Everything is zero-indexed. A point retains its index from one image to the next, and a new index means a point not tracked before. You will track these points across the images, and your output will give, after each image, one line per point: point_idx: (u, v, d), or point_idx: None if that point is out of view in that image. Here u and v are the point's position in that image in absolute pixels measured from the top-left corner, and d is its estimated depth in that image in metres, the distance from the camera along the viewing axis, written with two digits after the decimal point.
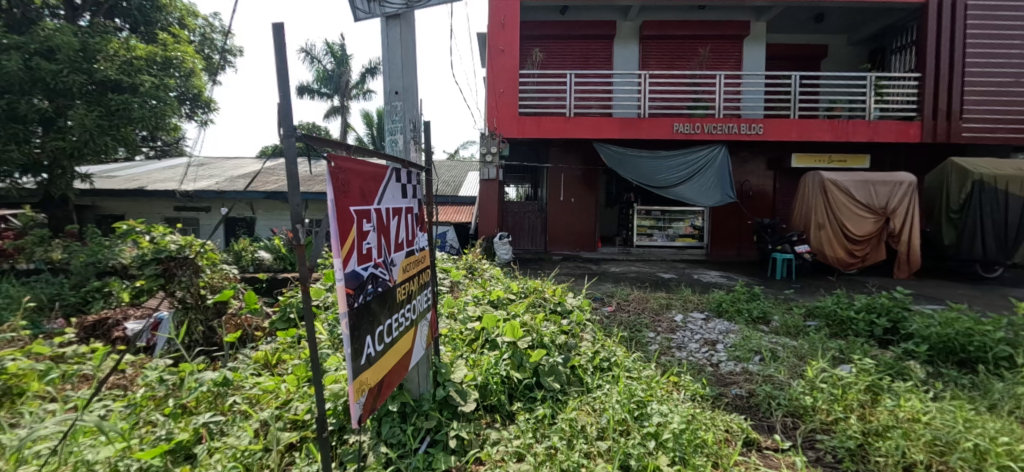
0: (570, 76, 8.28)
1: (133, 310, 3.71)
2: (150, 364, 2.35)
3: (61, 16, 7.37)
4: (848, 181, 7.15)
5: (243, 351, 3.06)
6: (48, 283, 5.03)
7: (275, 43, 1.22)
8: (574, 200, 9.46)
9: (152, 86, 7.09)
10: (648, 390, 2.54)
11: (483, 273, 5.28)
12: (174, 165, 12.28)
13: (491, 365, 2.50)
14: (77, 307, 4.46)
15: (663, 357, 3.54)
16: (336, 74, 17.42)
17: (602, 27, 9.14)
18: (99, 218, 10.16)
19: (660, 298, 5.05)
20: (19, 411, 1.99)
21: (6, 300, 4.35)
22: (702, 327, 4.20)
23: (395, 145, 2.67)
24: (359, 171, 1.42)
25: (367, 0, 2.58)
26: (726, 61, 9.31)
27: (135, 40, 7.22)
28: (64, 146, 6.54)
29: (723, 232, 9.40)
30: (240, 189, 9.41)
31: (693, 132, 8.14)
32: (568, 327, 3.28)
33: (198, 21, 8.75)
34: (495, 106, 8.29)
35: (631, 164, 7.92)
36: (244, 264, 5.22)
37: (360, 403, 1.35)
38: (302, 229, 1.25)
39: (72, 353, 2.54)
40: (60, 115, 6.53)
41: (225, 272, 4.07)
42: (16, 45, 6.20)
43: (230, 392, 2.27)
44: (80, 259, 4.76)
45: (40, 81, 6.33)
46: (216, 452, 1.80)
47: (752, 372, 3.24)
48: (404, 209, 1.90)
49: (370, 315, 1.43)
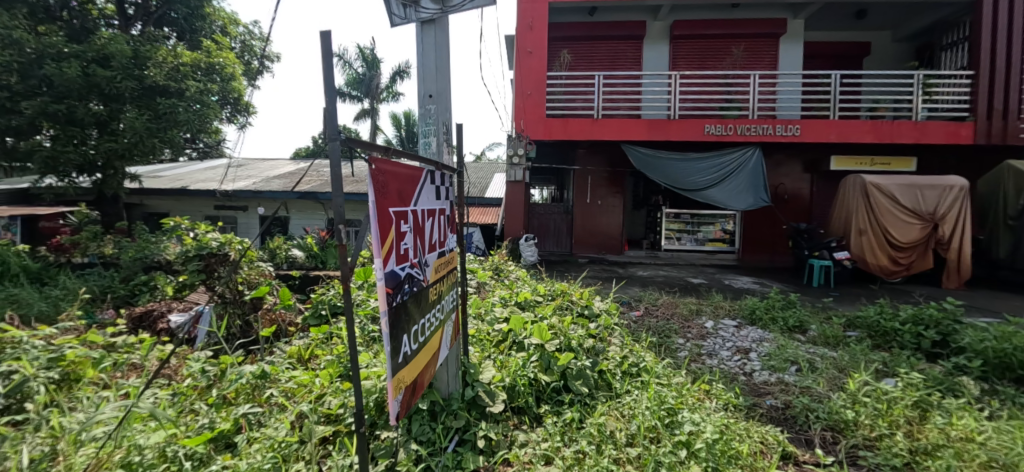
0: (598, 77, 8.17)
1: (177, 303, 3.92)
2: (192, 356, 2.53)
3: (116, 26, 7.87)
4: (892, 184, 6.81)
5: (278, 345, 3.22)
6: (100, 276, 5.36)
7: (323, 50, 1.25)
8: (600, 202, 9.37)
9: (197, 91, 7.52)
10: (679, 397, 2.49)
11: (509, 274, 5.30)
12: (215, 166, 12.85)
13: (519, 367, 2.53)
14: (126, 298, 4.76)
15: (693, 364, 3.46)
16: (367, 77, 17.85)
17: (630, 29, 9.03)
18: (146, 215, 10.74)
19: (689, 304, 4.93)
20: (76, 396, 2.14)
21: (64, 291, 4.65)
22: (734, 335, 4.08)
23: (429, 147, 2.71)
24: (397, 173, 1.45)
25: (403, 6, 2.65)
26: (760, 60, 9.02)
27: (182, 47, 7.66)
28: (115, 148, 6.98)
29: (755, 237, 9.11)
30: (276, 190, 9.81)
31: (724, 133, 7.91)
32: (596, 330, 3.23)
33: (239, 28, 9.22)
34: (522, 108, 8.28)
35: (661, 167, 7.77)
36: (279, 262, 5.44)
37: (398, 400, 1.37)
38: (345, 229, 1.28)
39: (123, 343, 2.71)
40: (113, 119, 7.01)
41: (261, 269, 4.22)
42: (76, 54, 6.69)
43: (268, 385, 2.38)
44: (129, 254, 5.11)
45: (96, 87, 6.77)
46: (256, 441, 1.90)
47: (788, 382, 3.11)
48: (437, 210, 1.93)
49: (406, 314, 1.45)
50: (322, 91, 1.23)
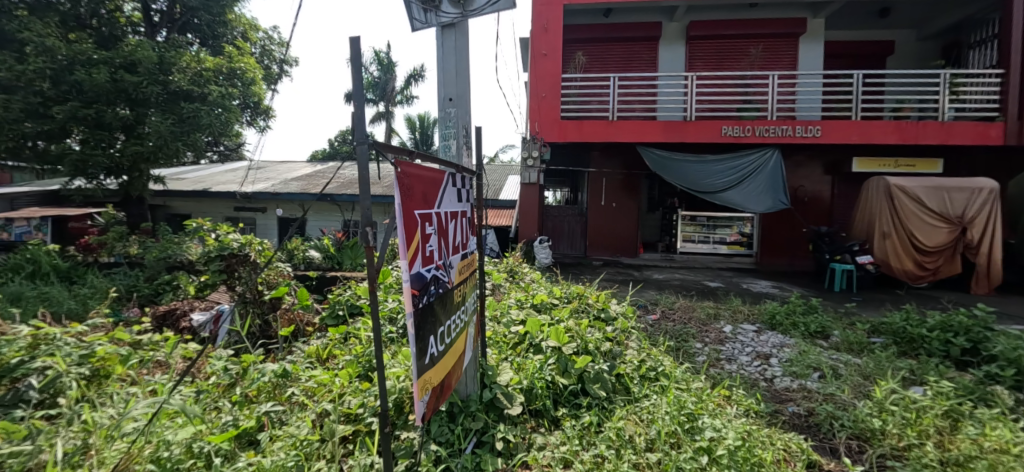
0: (613, 79, 8.12)
1: (199, 302, 4.02)
2: (215, 355, 2.61)
3: (141, 32, 8.11)
4: (918, 186, 6.62)
5: (297, 344, 3.28)
6: (126, 275, 5.52)
7: (352, 55, 1.27)
8: (615, 204, 9.31)
9: (219, 95, 7.70)
10: (699, 403, 2.46)
11: (524, 277, 5.29)
12: (235, 169, 13.15)
13: (536, 369, 2.52)
14: (150, 297, 4.90)
15: (711, 369, 3.41)
16: (382, 81, 18.06)
17: (646, 30, 8.97)
18: (169, 216, 11.03)
19: (706, 308, 4.86)
20: (106, 392, 2.21)
21: (92, 290, 4.81)
22: (753, 340, 4.01)
23: (449, 150, 2.73)
24: (421, 176, 1.47)
25: (423, 11, 2.69)
26: (779, 60, 8.87)
27: (205, 53, 7.86)
28: (141, 151, 7.21)
29: (774, 240, 8.94)
30: (293, 191, 9.99)
31: (742, 135, 7.78)
32: (613, 333, 3.21)
33: (259, 33, 9.43)
34: (537, 110, 8.27)
35: (678, 169, 7.69)
36: (296, 262, 5.53)
37: (424, 401, 1.38)
38: (372, 231, 1.30)
39: (149, 341, 2.79)
40: (139, 123, 7.23)
41: (280, 269, 4.29)
42: (105, 60, 6.91)
43: (289, 383, 2.42)
44: (153, 254, 5.25)
45: (123, 92, 7.00)
46: (278, 439, 1.93)
47: (811, 389, 3.04)
48: (460, 212, 1.94)
49: (432, 316, 1.46)
50: (350, 96, 1.25)
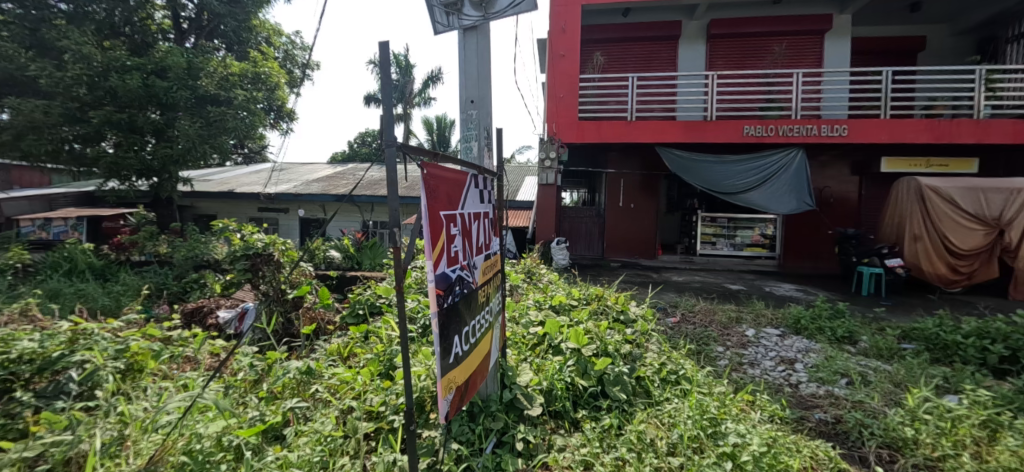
0: (632, 79, 8.04)
1: (225, 300, 4.15)
2: (241, 351, 2.69)
3: (171, 39, 8.41)
4: (951, 187, 6.37)
5: (319, 342, 3.35)
6: (156, 273, 5.73)
7: (381, 61, 1.31)
8: (633, 205, 9.22)
9: (244, 99, 7.93)
10: (722, 407, 2.42)
11: (541, 278, 5.29)
12: (259, 171, 13.50)
13: (555, 371, 2.52)
14: (178, 295, 5.07)
15: (734, 373, 3.35)
16: (400, 83, 18.29)
17: (665, 29, 8.87)
18: (197, 217, 11.38)
19: (728, 311, 4.77)
20: (140, 387, 2.29)
21: (125, 287, 5.01)
22: (777, 344, 3.93)
23: (470, 152, 2.75)
24: (446, 178, 1.49)
25: (446, 14, 2.73)
26: (804, 58, 8.66)
27: (231, 58, 8.11)
28: (171, 154, 7.47)
29: (798, 243, 8.72)
30: (314, 192, 10.22)
31: (765, 134, 7.59)
32: (632, 336, 3.18)
33: (283, 39, 9.68)
34: (555, 111, 8.25)
35: (698, 170, 7.58)
36: (317, 262, 5.64)
37: (448, 400, 1.40)
38: (398, 232, 1.32)
39: (178, 337, 2.88)
40: (170, 126, 7.49)
41: (302, 268, 4.39)
42: (138, 67, 7.19)
43: (312, 380, 2.47)
44: (181, 253, 5.44)
45: (154, 97, 7.27)
46: (304, 434, 1.98)
47: (839, 396, 2.96)
48: (482, 213, 1.96)
49: (457, 316, 1.48)
50: (378, 100, 1.28)
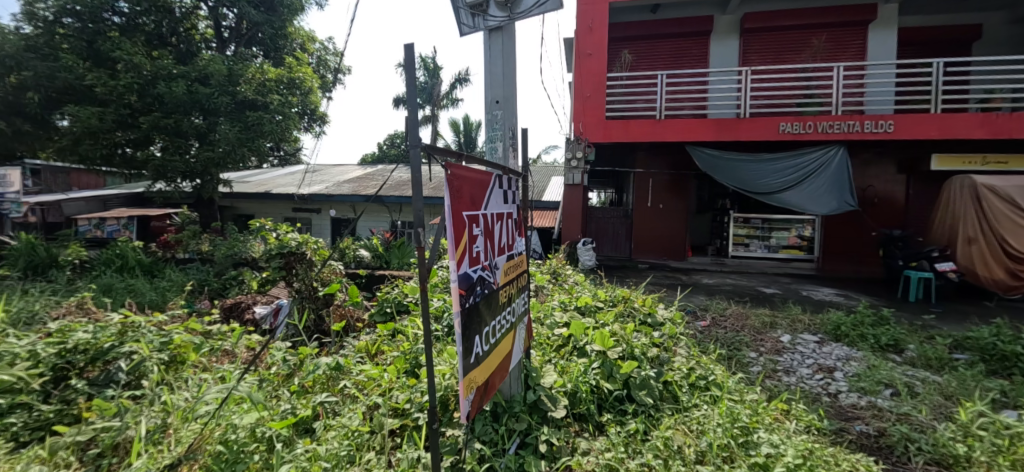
0: (661, 76, 7.85)
1: (261, 296, 4.31)
2: (275, 346, 2.79)
3: (213, 47, 8.83)
4: (1009, 186, 5.94)
5: (348, 339, 3.43)
6: (198, 270, 6.02)
7: (406, 62, 1.33)
8: (662, 206, 9.02)
9: (280, 103, 8.23)
10: (754, 416, 2.33)
11: (567, 279, 5.24)
12: (293, 172, 13.99)
13: (580, 373, 2.49)
14: (219, 291, 5.31)
15: (767, 381, 3.22)
16: (429, 85, 18.52)
17: (696, 24, 8.63)
18: (236, 217, 11.90)
19: (762, 315, 4.59)
20: (182, 377, 2.40)
21: (170, 283, 5.28)
22: (814, 351, 3.75)
23: (495, 153, 2.74)
24: (469, 178, 1.49)
25: (472, 16, 2.76)
26: (845, 51, 8.26)
27: (268, 65, 8.44)
28: (212, 157, 7.84)
29: (838, 245, 8.31)
30: (345, 193, 10.51)
31: (803, 132, 7.26)
32: (660, 339, 3.10)
33: (316, 44, 10.00)
34: (581, 110, 8.17)
35: (730, 169, 7.35)
36: (348, 261, 5.79)
37: (469, 399, 1.40)
38: (422, 231, 1.34)
39: (217, 331, 3.01)
40: (211, 131, 7.86)
41: (333, 267, 4.51)
42: (183, 74, 7.58)
43: (341, 376, 2.53)
44: (221, 251, 5.69)
45: (197, 103, 7.64)
46: (332, 428, 2.03)
47: (882, 407, 2.79)
48: (506, 214, 1.95)
49: (478, 316, 1.48)
50: (403, 101, 1.30)
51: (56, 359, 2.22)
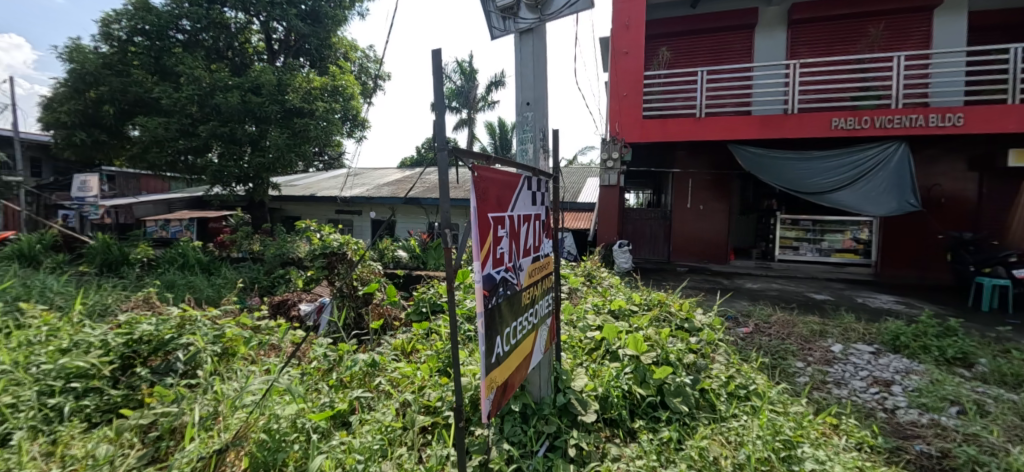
0: (701, 73, 7.57)
1: (305, 294, 4.53)
2: (317, 341, 2.91)
3: (265, 59, 9.36)
4: None
5: (385, 337, 3.54)
6: (250, 269, 6.39)
7: (434, 67, 1.36)
8: (702, 207, 8.71)
9: (324, 110, 8.61)
10: (798, 429, 2.20)
11: (602, 281, 5.16)
12: (337, 176, 14.59)
13: (612, 377, 2.45)
14: (268, 288, 5.62)
15: (815, 392, 3.03)
16: (465, 89, 18.77)
17: (739, 18, 8.28)
18: (284, 218, 12.54)
19: (811, 323, 4.32)
20: (232, 368, 2.54)
21: (225, 281, 5.64)
22: (869, 363, 3.49)
23: (525, 154, 2.74)
24: (496, 180, 1.51)
25: (502, 19, 2.80)
26: (906, 39, 7.68)
27: (313, 74, 8.85)
28: (263, 162, 8.31)
29: (898, 249, 7.71)
30: (384, 196, 10.83)
31: (858, 127, 6.78)
32: (697, 345, 2.99)
33: (358, 53, 10.40)
34: (617, 110, 8.02)
35: (776, 168, 7.01)
36: (387, 261, 5.97)
37: (490, 399, 1.41)
38: (449, 232, 1.36)
39: (265, 326, 3.17)
40: (262, 138, 8.33)
41: (372, 267, 4.64)
42: (237, 85, 8.08)
43: (376, 372, 2.61)
44: (271, 251, 6.02)
45: (250, 112, 8.13)
46: (366, 423, 2.10)
47: (946, 426, 2.57)
48: (533, 215, 1.95)
49: (500, 316, 1.49)
50: (431, 105, 1.33)
51: (124, 348, 2.43)
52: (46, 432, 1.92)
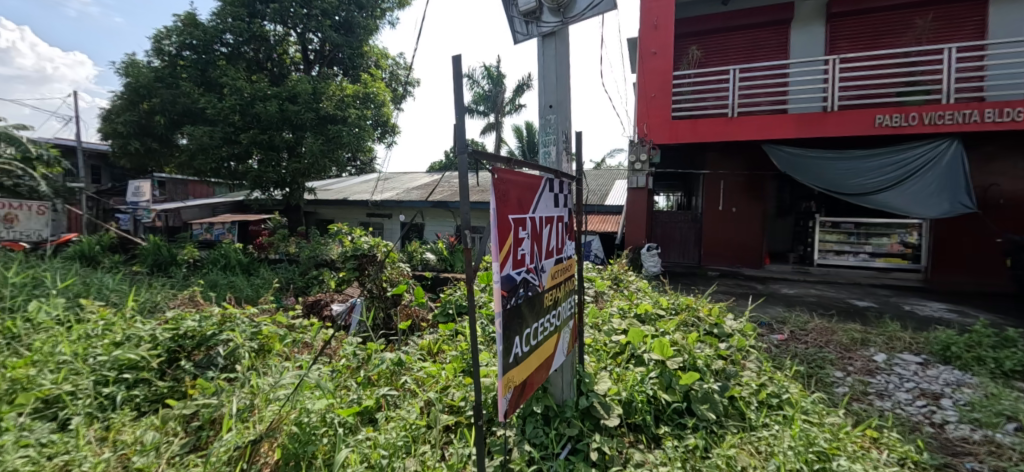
0: (732, 71, 7.34)
1: (337, 295, 4.68)
2: (347, 340, 3.01)
3: (301, 69, 9.76)
4: None
5: (413, 337, 3.61)
6: (286, 270, 6.67)
7: (455, 73, 1.39)
8: (735, 209, 8.45)
9: (356, 117, 8.88)
10: (834, 441, 2.10)
11: (629, 285, 5.09)
12: (368, 180, 15.00)
13: (636, 382, 2.41)
14: (302, 288, 5.85)
15: (855, 404, 2.88)
16: (493, 93, 18.92)
17: (774, 13, 8.00)
18: (319, 222, 13.00)
19: (851, 331, 4.11)
20: (267, 363, 2.65)
21: (263, 281, 5.91)
22: (916, 375, 3.29)
23: (548, 157, 2.74)
24: (517, 182, 1.53)
25: (525, 23, 2.82)
26: (957, 30, 7.22)
27: (346, 82, 9.16)
28: (300, 168, 8.65)
29: (951, 253, 7.23)
30: (413, 199, 11.06)
31: (904, 124, 6.41)
32: (727, 351, 2.91)
33: (389, 61, 10.68)
34: (646, 112, 7.90)
35: (815, 170, 6.73)
36: (415, 263, 6.10)
37: (507, 398, 1.43)
38: (469, 234, 1.39)
39: (299, 324, 3.30)
40: (298, 144, 8.68)
41: (401, 269, 4.74)
42: (275, 94, 8.46)
43: (402, 371, 2.67)
44: (305, 252, 6.26)
45: (287, 120, 8.49)
46: (392, 420, 2.15)
47: (1001, 444, 2.39)
48: (556, 217, 1.96)
49: (519, 317, 1.50)
50: (452, 110, 1.36)
51: (170, 342, 2.59)
52: (100, 419, 2.08)
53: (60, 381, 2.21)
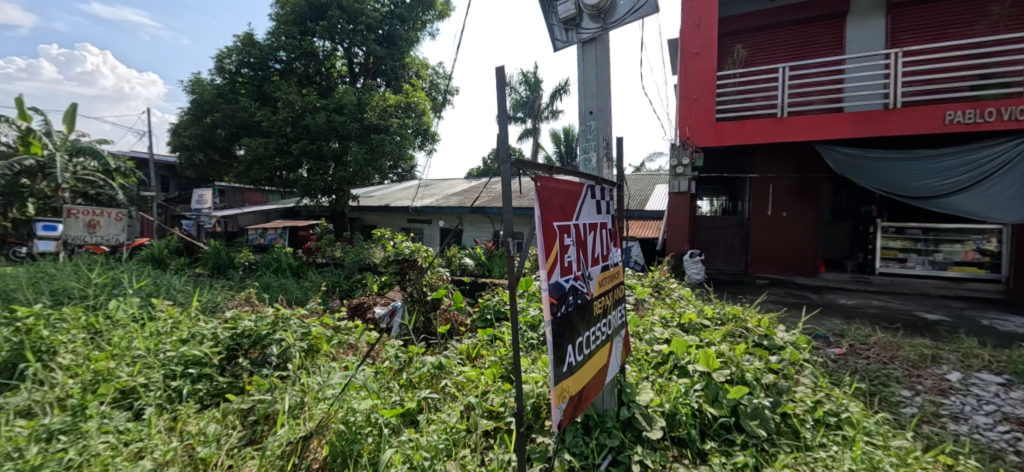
0: (781, 69, 7.01)
1: (380, 298, 4.84)
2: (390, 342, 3.10)
3: (348, 82, 10.19)
4: None
5: (452, 342, 3.67)
6: (333, 273, 6.98)
7: (497, 83, 1.42)
8: (786, 214, 8.03)
9: (398, 126, 9.17)
10: (901, 467, 1.94)
11: (671, 292, 4.94)
12: (409, 187, 15.45)
13: (680, 394, 2.34)
14: (348, 291, 6.10)
15: (924, 427, 2.65)
16: (530, 99, 19.00)
17: (827, 7, 7.58)
18: (363, 227, 13.51)
19: (920, 347, 3.79)
20: (316, 363, 2.78)
21: (311, 284, 6.21)
22: (998, 397, 2.98)
23: (588, 163, 2.73)
24: (560, 189, 1.53)
25: (565, 30, 2.84)
26: None
27: (389, 93, 9.48)
28: (345, 176, 9.03)
29: None
30: (452, 205, 11.27)
31: (980, 120, 5.87)
32: (778, 365, 2.76)
33: (429, 71, 10.97)
34: (688, 114, 7.68)
35: (873, 170, 6.31)
36: (454, 268, 6.22)
37: (561, 408, 1.42)
38: (511, 240, 1.41)
39: (345, 326, 3.44)
40: (344, 153, 9.06)
41: (440, 274, 4.84)
42: (323, 106, 8.90)
43: (442, 375, 2.72)
44: (351, 257, 6.53)
45: (334, 130, 8.90)
46: (433, 422, 2.20)
47: None
48: (600, 224, 1.94)
49: (570, 326, 1.50)
50: (496, 119, 1.38)
51: (230, 340, 2.78)
52: (169, 410, 2.26)
53: (135, 374, 2.42)
